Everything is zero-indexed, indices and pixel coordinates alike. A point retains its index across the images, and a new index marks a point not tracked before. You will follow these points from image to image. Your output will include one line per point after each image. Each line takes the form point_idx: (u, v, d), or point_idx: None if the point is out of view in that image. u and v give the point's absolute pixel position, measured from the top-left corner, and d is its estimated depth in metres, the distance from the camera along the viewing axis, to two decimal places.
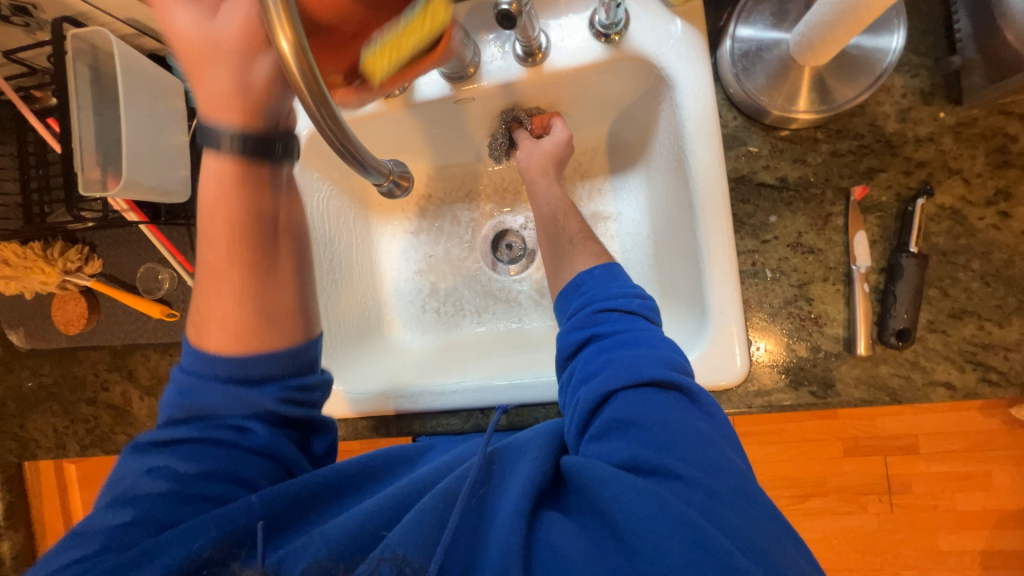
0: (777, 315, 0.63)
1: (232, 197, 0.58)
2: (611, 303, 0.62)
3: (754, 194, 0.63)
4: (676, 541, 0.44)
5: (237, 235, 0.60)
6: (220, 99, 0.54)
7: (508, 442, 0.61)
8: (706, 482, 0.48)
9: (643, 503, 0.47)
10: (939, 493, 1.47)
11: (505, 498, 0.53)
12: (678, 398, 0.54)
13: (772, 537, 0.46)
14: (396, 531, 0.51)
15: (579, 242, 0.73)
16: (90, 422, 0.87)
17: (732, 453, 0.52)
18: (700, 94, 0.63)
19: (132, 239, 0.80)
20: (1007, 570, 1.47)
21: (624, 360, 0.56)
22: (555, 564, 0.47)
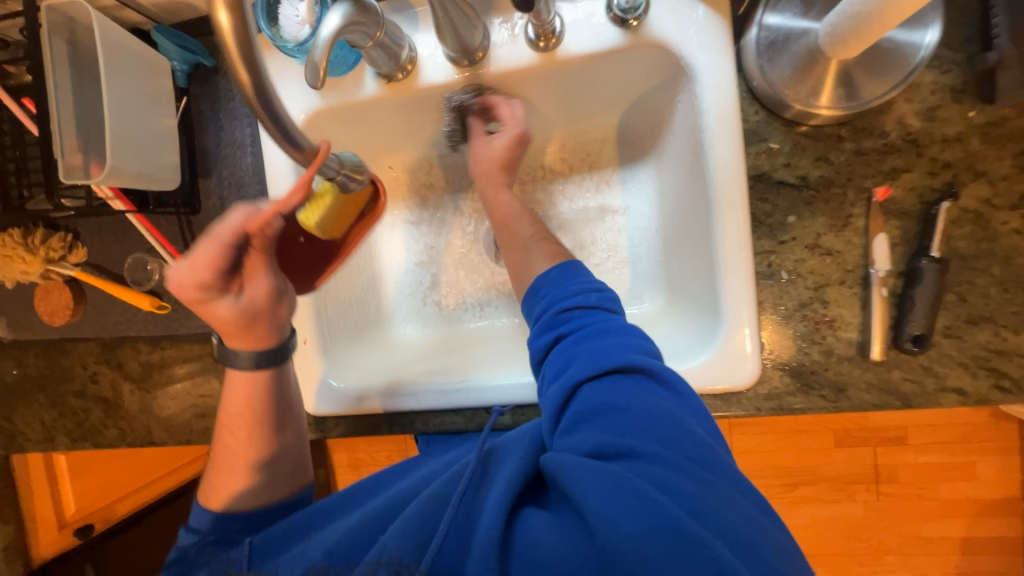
0: (791, 318, 0.61)
1: (249, 388, 0.65)
2: (569, 301, 0.61)
3: (774, 192, 0.61)
4: (634, 517, 0.43)
5: (254, 414, 0.65)
6: (230, 333, 0.62)
7: (496, 443, 0.59)
8: (668, 457, 0.47)
9: (603, 483, 0.46)
10: (924, 482, 1.50)
11: (489, 496, 0.51)
12: (646, 385, 0.52)
13: (739, 510, 0.45)
14: (388, 534, 0.52)
15: (535, 245, 0.71)
16: (80, 415, 0.84)
17: (700, 428, 0.50)
18: (721, 86, 0.60)
19: (118, 226, 0.76)
20: (987, 556, 1.52)
21: (591, 353, 0.55)
22: (529, 556, 0.46)
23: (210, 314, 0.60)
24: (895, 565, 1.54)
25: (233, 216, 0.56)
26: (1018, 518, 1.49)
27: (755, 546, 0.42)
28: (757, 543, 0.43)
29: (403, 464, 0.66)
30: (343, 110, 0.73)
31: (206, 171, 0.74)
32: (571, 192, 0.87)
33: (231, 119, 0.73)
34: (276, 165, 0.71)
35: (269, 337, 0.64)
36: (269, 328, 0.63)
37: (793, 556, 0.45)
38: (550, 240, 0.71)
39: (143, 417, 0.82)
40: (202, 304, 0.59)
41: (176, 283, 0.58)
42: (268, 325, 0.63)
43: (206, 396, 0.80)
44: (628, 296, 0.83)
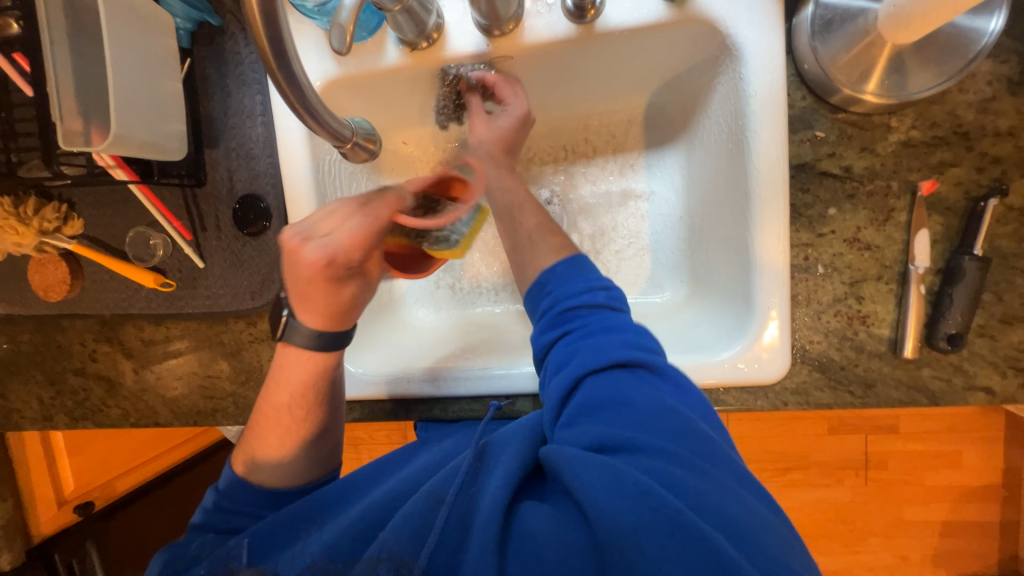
0: (825, 312, 0.60)
1: (301, 367, 0.62)
2: (580, 300, 0.58)
3: (815, 183, 0.59)
4: (632, 509, 0.41)
5: (301, 391, 0.63)
6: (319, 311, 0.61)
7: (491, 438, 0.57)
8: (668, 449, 0.45)
9: (600, 476, 0.44)
10: (911, 469, 1.54)
11: (484, 493, 0.49)
12: (646, 378, 0.51)
13: (743, 503, 0.43)
14: (388, 529, 0.49)
15: (540, 238, 0.68)
16: (79, 393, 0.81)
17: (700, 421, 0.49)
18: (770, 68, 0.57)
19: (117, 197, 0.72)
20: (967, 539, 1.57)
21: (592, 346, 0.54)
22: (529, 549, 0.44)
23: (312, 288, 0.59)
24: (878, 546, 1.59)
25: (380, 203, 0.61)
26: (999, 504, 1.54)
27: (759, 541, 0.40)
28: (760, 537, 0.41)
29: (402, 452, 0.64)
30: (361, 79, 0.69)
31: (212, 140, 0.69)
32: (593, 175, 0.84)
33: (241, 86, 0.68)
34: (291, 138, 0.67)
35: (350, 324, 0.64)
36: (355, 315, 0.63)
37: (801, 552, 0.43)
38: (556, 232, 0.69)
39: (147, 398, 0.79)
40: (319, 280, 0.58)
41: (310, 244, 0.57)
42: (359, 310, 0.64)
43: (214, 378, 0.77)
44: (648, 283, 0.81)
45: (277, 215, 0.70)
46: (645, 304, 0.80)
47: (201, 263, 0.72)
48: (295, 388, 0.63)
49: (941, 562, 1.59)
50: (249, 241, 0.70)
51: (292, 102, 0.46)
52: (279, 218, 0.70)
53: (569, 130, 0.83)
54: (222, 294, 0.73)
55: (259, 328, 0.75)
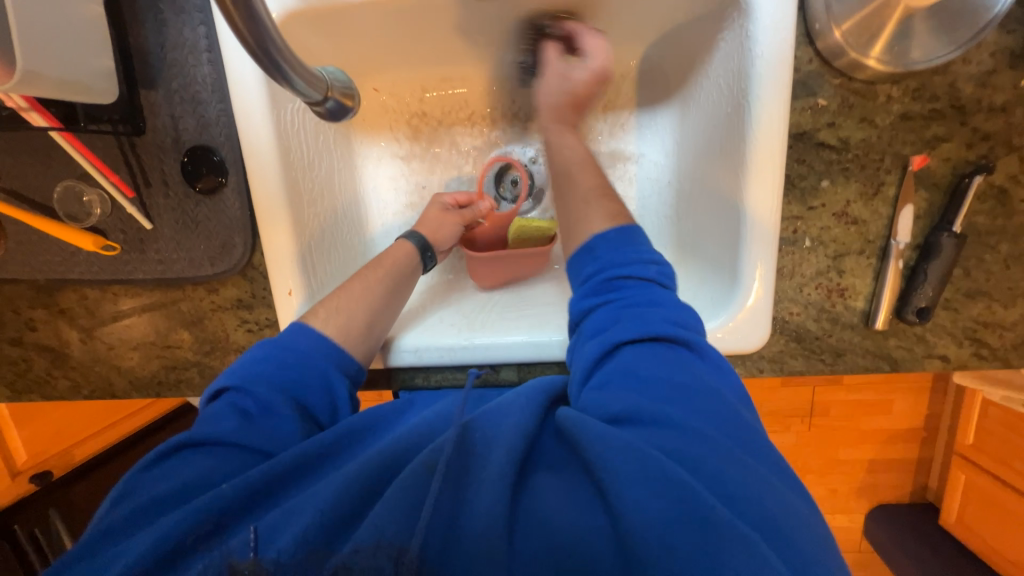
0: (806, 285, 0.61)
1: (401, 251, 0.71)
2: (627, 269, 0.55)
3: (812, 154, 0.57)
4: (665, 503, 0.38)
5: (398, 263, 0.69)
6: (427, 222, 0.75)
7: (488, 406, 0.50)
8: (704, 434, 0.43)
9: (628, 460, 0.41)
10: (849, 415, 1.70)
11: (486, 466, 0.43)
12: (687, 356, 0.50)
13: (784, 503, 0.41)
14: (372, 515, 0.40)
15: (595, 200, 0.63)
16: (20, 364, 0.74)
17: (739, 407, 0.48)
18: (778, 29, 0.53)
19: (38, 145, 0.62)
20: (889, 475, 1.77)
21: (634, 316, 0.52)
22: (540, 529, 0.40)
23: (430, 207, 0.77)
24: (813, 482, 1.78)
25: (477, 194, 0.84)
26: (919, 444, 1.73)
27: (790, 536, 0.38)
28: (794, 536, 0.39)
29: (389, 409, 0.56)
30: (327, 14, 0.60)
31: (150, 80, 0.59)
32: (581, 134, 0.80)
33: (181, 13, 0.58)
34: (244, 80, 0.59)
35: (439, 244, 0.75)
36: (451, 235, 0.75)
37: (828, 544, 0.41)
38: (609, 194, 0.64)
39: (100, 369, 0.73)
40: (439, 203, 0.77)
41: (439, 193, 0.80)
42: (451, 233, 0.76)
43: (174, 348, 0.72)
44: None
45: (233, 170, 0.62)
46: None
47: (148, 225, 0.64)
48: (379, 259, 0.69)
49: (864, 494, 1.79)
50: (203, 200, 0.63)
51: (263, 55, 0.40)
52: (236, 173, 0.62)
53: None
54: (176, 258, 0.66)
55: (222, 296, 0.69)
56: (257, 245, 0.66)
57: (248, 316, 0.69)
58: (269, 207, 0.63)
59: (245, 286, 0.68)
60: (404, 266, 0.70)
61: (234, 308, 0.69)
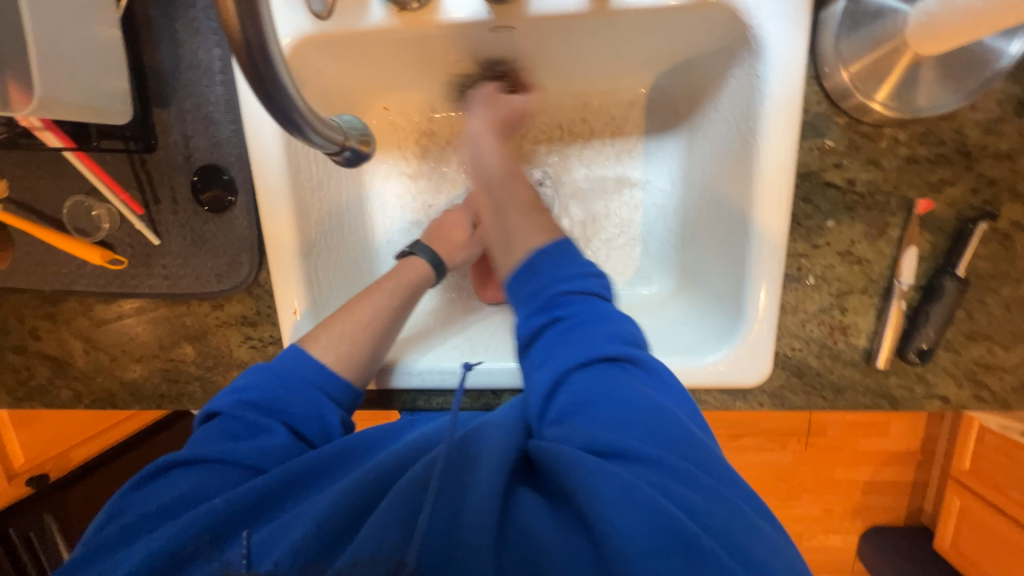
0: (809, 321, 0.61)
1: (408, 270, 0.70)
2: (568, 286, 0.57)
3: (818, 194, 0.57)
4: (642, 529, 0.39)
5: (398, 284, 0.68)
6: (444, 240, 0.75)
7: (478, 424, 0.51)
8: (663, 459, 0.44)
9: (607, 486, 0.42)
10: (846, 437, 1.71)
11: (482, 475, 0.44)
12: (633, 374, 0.51)
13: (753, 527, 0.41)
14: (370, 528, 0.42)
15: (532, 214, 0.66)
16: (21, 372, 0.74)
17: (690, 421, 0.49)
18: (790, 70, 0.53)
19: (50, 160, 0.63)
20: (885, 496, 1.77)
21: (578, 338, 0.53)
22: (524, 547, 0.41)
23: (450, 223, 0.77)
24: (809, 501, 1.78)
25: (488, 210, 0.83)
26: (915, 466, 1.73)
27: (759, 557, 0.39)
28: (768, 561, 0.39)
29: (391, 428, 0.55)
30: (340, 40, 0.60)
31: (162, 99, 0.60)
32: (588, 158, 0.81)
33: (194, 34, 0.58)
34: (256, 102, 0.59)
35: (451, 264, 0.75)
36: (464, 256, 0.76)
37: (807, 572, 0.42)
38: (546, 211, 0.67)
39: (102, 379, 0.74)
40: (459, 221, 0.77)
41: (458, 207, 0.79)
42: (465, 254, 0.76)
43: (177, 361, 0.72)
44: (636, 275, 0.82)
45: (243, 190, 0.63)
46: (633, 295, 0.81)
47: (156, 241, 0.64)
48: (389, 278, 0.68)
49: (860, 515, 1.79)
50: (211, 219, 0.63)
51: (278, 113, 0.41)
52: (244, 192, 0.63)
53: (566, 108, 0.79)
54: (182, 274, 0.66)
55: (226, 312, 0.69)
56: (263, 264, 0.66)
57: (252, 333, 0.70)
58: (277, 227, 0.63)
59: (250, 303, 0.68)
60: (406, 286, 0.69)
61: (238, 324, 0.69)
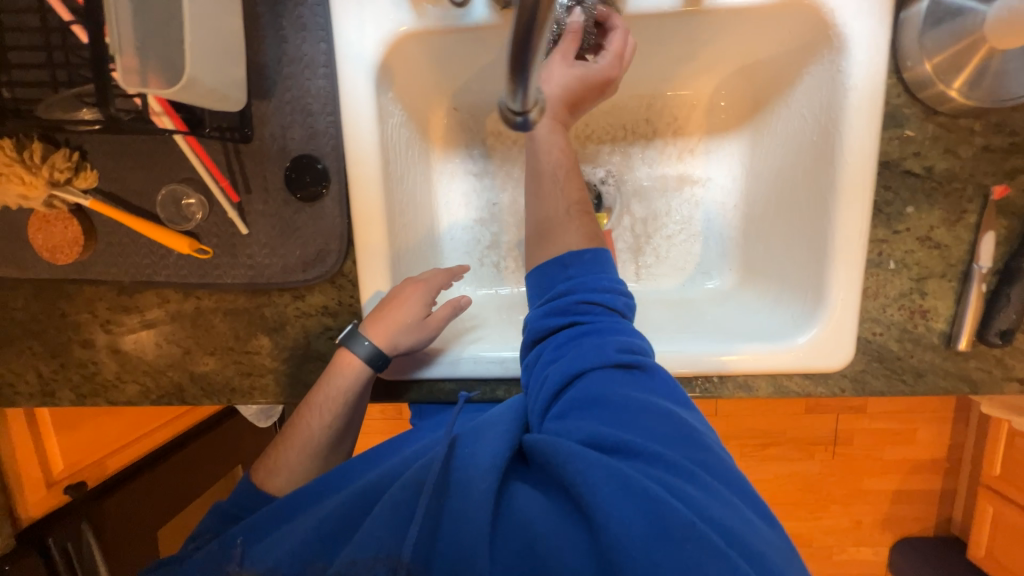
0: (889, 306, 0.63)
1: (347, 374, 0.64)
2: (585, 290, 0.58)
3: (898, 181, 0.60)
4: (640, 519, 0.44)
5: (346, 392, 0.64)
6: (387, 324, 0.63)
7: (474, 425, 0.59)
8: (664, 455, 0.48)
9: (606, 478, 0.46)
10: (873, 446, 1.66)
11: (472, 479, 0.51)
12: (638, 376, 0.55)
13: (743, 518, 0.46)
14: (370, 522, 0.49)
15: (575, 215, 0.63)
16: (88, 367, 0.74)
17: (694, 420, 0.53)
18: (874, 65, 0.57)
19: (148, 151, 0.64)
20: (912, 506, 1.73)
21: (592, 337, 0.56)
22: (519, 535, 0.47)
23: (400, 298, 0.65)
24: (838, 513, 1.72)
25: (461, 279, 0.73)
26: (942, 474, 1.70)
27: (751, 545, 0.44)
28: (760, 552, 0.44)
29: (381, 450, 0.65)
30: (438, 34, 0.63)
31: (264, 91, 0.62)
32: (651, 158, 0.84)
33: (302, 30, 0.61)
34: (359, 94, 0.61)
35: (397, 349, 0.65)
36: (411, 340, 0.65)
37: (793, 561, 0.46)
38: (590, 214, 0.64)
39: (173, 373, 0.73)
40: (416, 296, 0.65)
41: (416, 278, 0.67)
42: (414, 338, 0.65)
43: (252, 353, 0.71)
44: (697, 270, 0.83)
45: (336, 178, 0.64)
46: (694, 289, 0.82)
47: (245, 230, 0.65)
48: (326, 386, 0.65)
49: (887, 526, 1.74)
50: (302, 207, 0.64)
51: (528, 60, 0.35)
52: (338, 181, 0.64)
53: (631, 109, 0.82)
54: (267, 263, 0.67)
55: (307, 302, 0.69)
56: (349, 253, 0.67)
57: (332, 323, 0.70)
58: (369, 216, 0.64)
59: (332, 293, 0.69)
60: (348, 391, 0.64)
61: (318, 314, 0.69)
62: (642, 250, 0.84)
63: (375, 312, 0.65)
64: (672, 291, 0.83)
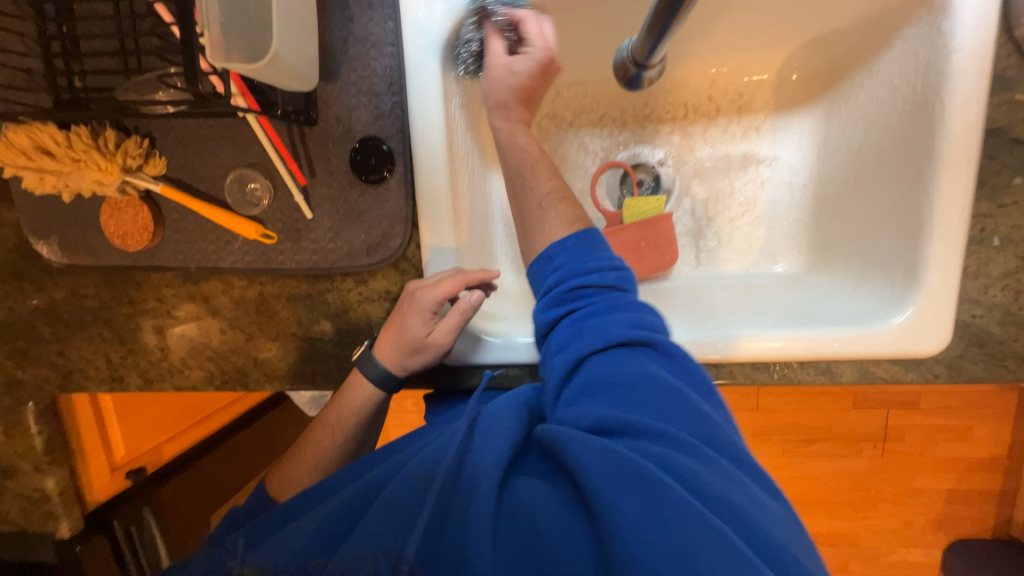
0: (992, 286, 0.59)
1: (359, 397, 0.65)
2: (589, 278, 0.55)
3: (1006, 150, 0.57)
4: (636, 501, 0.42)
5: (363, 409, 0.65)
6: (395, 347, 0.63)
7: (480, 414, 0.57)
8: (668, 434, 0.46)
9: (603, 462, 0.44)
10: (926, 442, 1.48)
11: (480, 469, 0.49)
12: (649, 356, 0.51)
13: (750, 496, 0.43)
14: (367, 521, 0.48)
15: (551, 206, 0.61)
16: (156, 353, 0.75)
17: (705, 401, 0.50)
18: (985, 22, 0.53)
19: (216, 136, 0.65)
20: (970, 507, 1.52)
21: (596, 324, 0.53)
22: (519, 520, 0.45)
23: (400, 320, 0.63)
24: (886, 514, 1.54)
25: (487, 282, 0.64)
26: (1003, 474, 1.49)
27: (760, 528, 0.41)
28: (767, 530, 0.41)
29: (393, 443, 0.63)
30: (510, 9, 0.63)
31: (331, 72, 0.61)
32: (713, 137, 0.79)
33: (376, 10, 0.61)
34: (432, 73, 0.61)
35: (408, 370, 0.65)
36: (419, 363, 0.64)
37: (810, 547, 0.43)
38: (568, 200, 0.62)
39: (236, 359, 0.73)
40: (415, 322, 0.61)
41: (415, 292, 0.62)
42: (421, 360, 0.63)
43: (314, 339, 0.71)
44: (762, 254, 0.78)
45: (400, 161, 0.63)
46: (759, 274, 0.77)
47: (310, 214, 0.65)
48: (339, 405, 0.66)
49: (941, 527, 1.54)
50: (367, 190, 0.64)
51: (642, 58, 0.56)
52: (402, 163, 0.63)
53: (692, 86, 0.79)
54: (331, 248, 0.66)
55: (370, 287, 0.69)
56: (413, 237, 0.66)
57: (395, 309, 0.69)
58: (433, 198, 0.63)
59: (395, 278, 0.68)
60: (360, 412, 0.65)
61: (381, 299, 0.69)
62: (703, 234, 0.80)
63: (381, 334, 0.65)
64: (736, 277, 0.78)
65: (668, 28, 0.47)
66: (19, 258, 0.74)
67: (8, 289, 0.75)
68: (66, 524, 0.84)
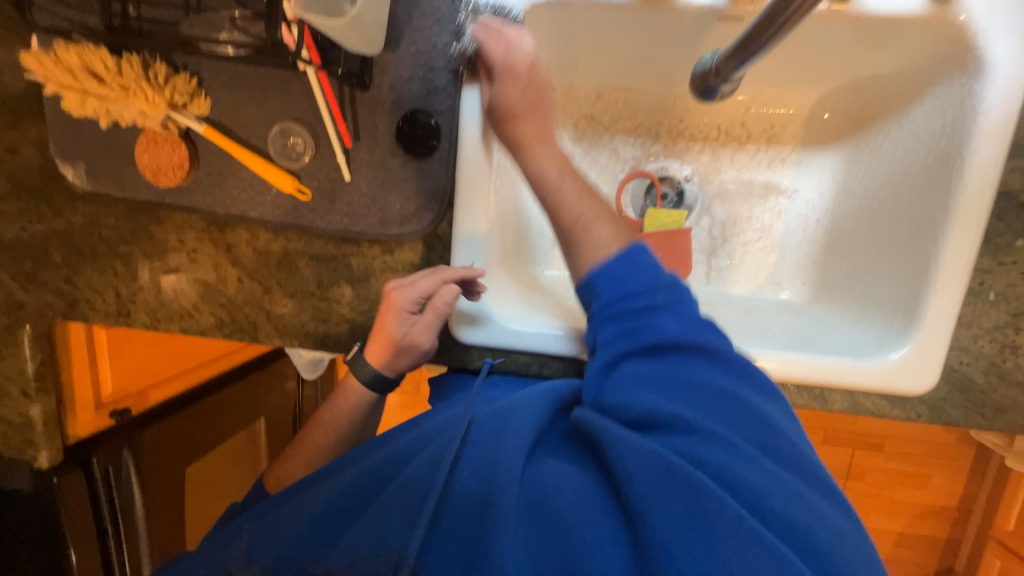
0: (982, 337, 0.64)
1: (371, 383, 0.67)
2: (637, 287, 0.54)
3: (1012, 213, 0.62)
4: (679, 508, 0.43)
5: (375, 380, 0.66)
6: (381, 350, 0.65)
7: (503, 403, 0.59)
8: (727, 440, 0.48)
9: (647, 465, 0.46)
10: (883, 485, 1.54)
11: (504, 457, 0.51)
12: (705, 359, 0.52)
13: (807, 508, 0.45)
14: (377, 507, 0.50)
15: None
16: (168, 294, 0.75)
17: (768, 407, 0.51)
18: (1009, 94, 0.58)
19: (264, 86, 0.65)
20: (915, 552, 1.59)
21: (648, 330, 0.53)
22: (552, 512, 0.47)
23: (382, 325, 0.64)
24: None
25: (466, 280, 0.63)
26: (951, 525, 1.56)
27: (808, 537, 0.43)
28: (826, 548, 0.43)
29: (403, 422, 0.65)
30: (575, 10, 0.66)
31: (392, 39, 0.62)
32: (740, 162, 0.82)
33: None
34: None
35: (399, 370, 0.67)
36: (409, 361, 0.66)
37: (872, 560, 0.44)
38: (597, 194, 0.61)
39: (249, 311, 0.73)
40: (394, 327, 0.62)
41: (391, 297, 0.63)
42: (411, 358, 0.66)
43: (332, 301, 0.72)
44: (769, 280, 0.81)
45: (446, 139, 0.65)
46: (763, 299, 0.80)
47: (347, 177, 0.66)
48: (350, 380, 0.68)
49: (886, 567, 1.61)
50: (408, 162, 0.65)
51: (723, 74, 0.60)
52: (447, 140, 0.65)
53: (728, 109, 0.81)
54: (364, 214, 0.67)
55: (396, 258, 0.70)
56: (445, 214, 0.67)
57: None
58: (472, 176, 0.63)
59: (421, 252, 0.69)
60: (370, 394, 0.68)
61: (404, 271, 0.70)
62: (716, 252, 0.82)
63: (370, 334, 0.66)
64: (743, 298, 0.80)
65: (758, 51, 0.52)
66: (39, 178, 0.73)
67: (23, 207, 0.74)
68: (46, 454, 0.83)
